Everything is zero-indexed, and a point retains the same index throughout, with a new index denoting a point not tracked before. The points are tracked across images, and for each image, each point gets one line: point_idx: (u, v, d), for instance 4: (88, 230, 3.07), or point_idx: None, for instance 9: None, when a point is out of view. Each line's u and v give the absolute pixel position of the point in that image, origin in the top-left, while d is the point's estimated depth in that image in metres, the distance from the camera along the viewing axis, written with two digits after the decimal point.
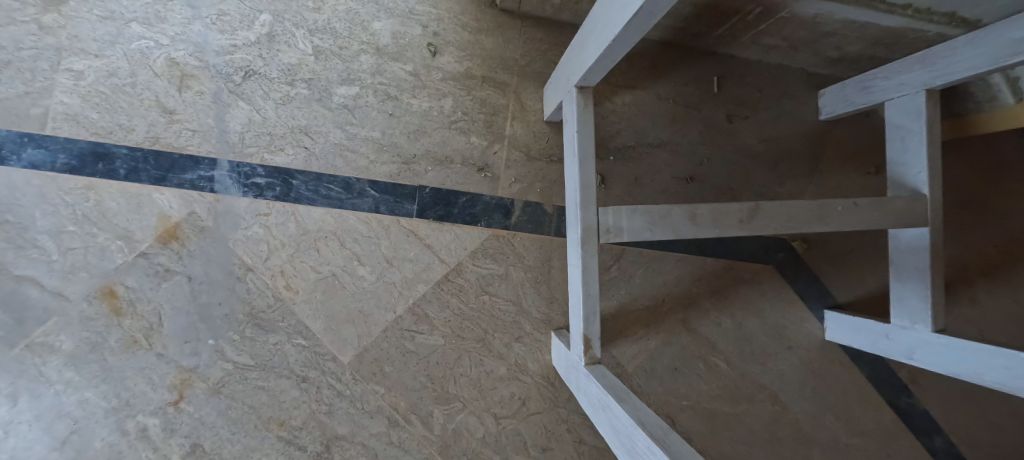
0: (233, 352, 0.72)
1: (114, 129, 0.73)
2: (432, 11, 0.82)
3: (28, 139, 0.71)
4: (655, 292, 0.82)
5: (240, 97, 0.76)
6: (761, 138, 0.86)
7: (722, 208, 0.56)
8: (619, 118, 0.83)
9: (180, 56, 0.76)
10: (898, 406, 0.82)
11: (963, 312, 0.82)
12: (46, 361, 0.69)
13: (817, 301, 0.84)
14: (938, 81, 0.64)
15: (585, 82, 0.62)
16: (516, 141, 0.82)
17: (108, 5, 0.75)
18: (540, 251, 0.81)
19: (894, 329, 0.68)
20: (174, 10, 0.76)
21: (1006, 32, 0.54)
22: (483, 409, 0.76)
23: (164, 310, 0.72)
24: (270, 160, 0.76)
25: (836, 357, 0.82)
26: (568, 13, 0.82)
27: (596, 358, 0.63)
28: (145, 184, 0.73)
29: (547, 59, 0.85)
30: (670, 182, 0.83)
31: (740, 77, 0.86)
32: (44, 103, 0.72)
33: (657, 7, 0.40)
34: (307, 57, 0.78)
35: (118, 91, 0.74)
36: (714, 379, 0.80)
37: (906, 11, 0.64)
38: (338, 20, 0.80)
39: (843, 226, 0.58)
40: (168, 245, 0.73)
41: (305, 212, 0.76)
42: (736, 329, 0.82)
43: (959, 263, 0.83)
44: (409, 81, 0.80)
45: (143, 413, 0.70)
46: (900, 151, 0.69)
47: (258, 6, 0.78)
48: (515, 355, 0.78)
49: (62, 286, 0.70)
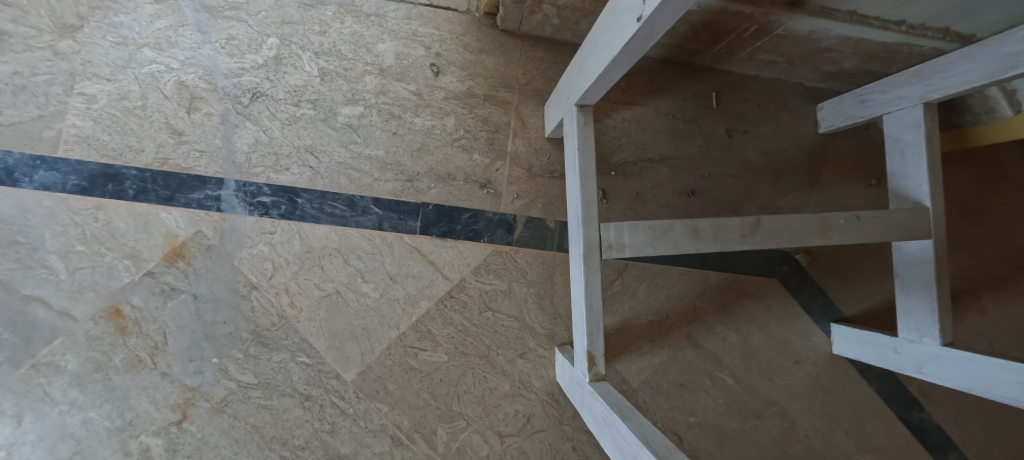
0: (237, 371, 0.72)
1: (124, 151, 0.75)
2: (434, 32, 0.84)
3: (40, 162, 0.73)
4: (659, 306, 0.82)
5: (247, 118, 0.78)
6: (760, 151, 0.86)
7: (724, 222, 0.56)
8: (619, 134, 0.84)
9: (189, 79, 0.78)
10: (909, 421, 0.80)
11: (974, 325, 0.81)
12: (51, 381, 0.69)
13: (823, 314, 0.83)
14: (934, 95, 0.64)
15: (584, 101, 0.63)
16: (518, 158, 0.83)
17: (121, 31, 0.77)
18: (543, 267, 0.81)
19: (901, 343, 0.67)
20: (185, 35, 0.79)
21: (999, 46, 0.55)
22: (487, 427, 0.75)
23: (170, 329, 0.72)
24: (275, 179, 0.77)
25: (845, 371, 0.81)
26: (567, 33, 0.84)
27: (600, 375, 0.62)
28: (153, 204, 0.74)
29: (547, 77, 0.86)
30: (671, 196, 0.84)
31: (738, 93, 0.87)
32: (57, 126, 0.74)
33: (654, 28, 0.41)
34: (313, 79, 0.80)
35: (129, 114, 0.76)
36: (721, 394, 0.79)
37: (900, 28, 0.65)
38: (343, 42, 0.82)
39: (845, 239, 0.58)
40: (174, 264, 0.74)
41: (309, 229, 0.77)
42: (742, 343, 0.82)
43: (967, 275, 0.82)
44: (412, 100, 0.82)
45: (146, 433, 0.69)
46: (900, 163, 0.69)
47: (266, 30, 0.80)
48: (518, 372, 0.78)
49: (69, 306, 0.71)
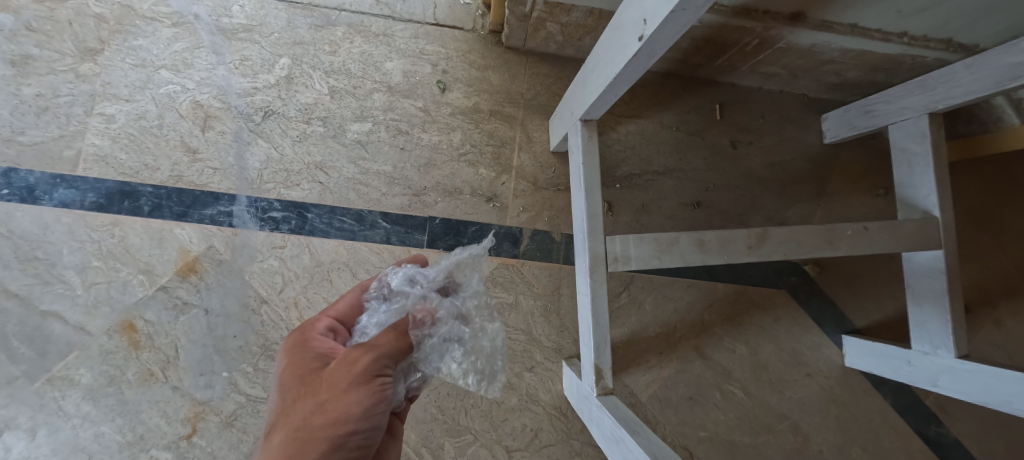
0: (246, 384, 0.73)
1: (140, 169, 0.77)
2: (441, 50, 0.86)
3: (60, 180, 0.75)
4: (667, 319, 0.81)
5: (260, 136, 0.80)
6: (765, 162, 0.87)
7: (731, 234, 0.56)
8: (624, 147, 0.85)
9: (204, 98, 0.80)
10: (927, 436, 0.78)
11: (990, 337, 0.79)
12: (65, 395, 0.70)
13: (834, 326, 0.82)
14: (939, 105, 0.64)
15: (588, 116, 0.64)
16: (524, 171, 0.84)
17: (140, 54, 0.81)
18: (549, 279, 0.81)
19: (915, 355, 0.66)
20: (200, 57, 0.82)
21: (1002, 57, 0.55)
22: (494, 441, 0.75)
23: (181, 343, 0.73)
24: (286, 195, 0.79)
25: (858, 384, 0.80)
26: (570, 49, 0.86)
27: (608, 388, 0.62)
28: (167, 221, 0.76)
29: (552, 92, 0.87)
30: (677, 208, 0.84)
31: (741, 104, 0.88)
32: (77, 145, 0.77)
33: (655, 47, 0.42)
34: (323, 96, 0.82)
35: (145, 133, 0.78)
36: (731, 408, 0.78)
37: (902, 39, 0.65)
38: (352, 61, 0.84)
39: (854, 250, 0.58)
40: (186, 278, 0.75)
41: (318, 243, 0.78)
42: (751, 356, 0.81)
43: (980, 285, 0.81)
44: (419, 116, 0.83)
45: (157, 447, 0.70)
46: (908, 174, 0.69)
47: (278, 51, 0.83)
48: (525, 385, 0.78)
49: (84, 320, 0.72)
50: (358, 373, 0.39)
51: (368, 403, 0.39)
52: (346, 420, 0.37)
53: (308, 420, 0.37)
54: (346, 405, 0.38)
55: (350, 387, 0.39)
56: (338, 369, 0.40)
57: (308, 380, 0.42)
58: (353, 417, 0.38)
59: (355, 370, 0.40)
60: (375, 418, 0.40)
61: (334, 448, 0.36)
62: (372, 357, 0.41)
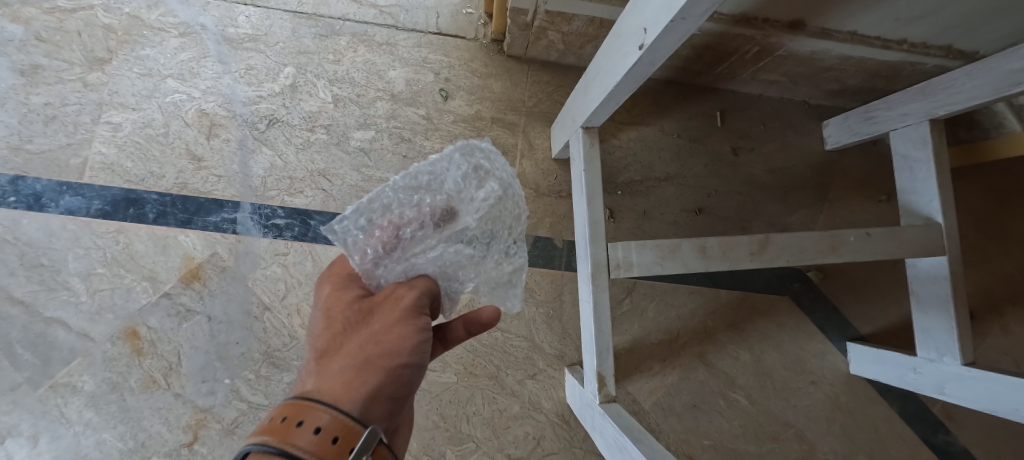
0: (248, 392, 0.73)
1: (146, 177, 0.78)
2: (443, 59, 0.87)
3: (66, 188, 0.76)
4: (670, 325, 0.81)
5: (264, 144, 0.81)
6: (767, 169, 0.87)
7: (733, 241, 0.56)
8: (626, 154, 0.85)
9: (209, 107, 0.81)
10: (934, 444, 0.77)
11: (997, 344, 0.78)
12: (68, 402, 0.70)
13: (838, 333, 0.82)
14: (939, 112, 0.64)
15: (590, 123, 0.65)
16: (526, 178, 0.84)
17: (147, 63, 0.82)
18: (551, 286, 0.81)
19: (921, 362, 0.66)
20: (206, 66, 0.83)
21: (1002, 64, 0.56)
22: (497, 450, 0.74)
23: (184, 350, 0.73)
24: (290, 202, 0.79)
25: (864, 392, 0.79)
26: (571, 57, 0.87)
27: (611, 395, 0.61)
28: (172, 227, 0.77)
29: (553, 99, 0.88)
30: (679, 214, 0.84)
31: (742, 111, 0.88)
32: (83, 154, 0.78)
33: (655, 55, 0.43)
34: (327, 105, 0.83)
35: (151, 141, 0.79)
36: (735, 416, 0.78)
37: (901, 47, 0.66)
38: (356, 70, 0.85)
39: (856, 256, 0.57)
40: (190, 285, 0.75)
41: (321, 250, 0.78)
42: (755, 363, 0.80)
43: (986, 292, 0.80)
44: (422, 124, 0.84)
45: (158, 455, 0.69)
46: (910, 180, 0.69)
47: (283, 60, 0.84)
48: (528, 393, 0.77)
49: (87, 327, 0.73)
50: (404, 311, 0.40)
51: (416, 339, 0.39)
52: (402, 350, 0.37)
53: (359, 349, 0.36)
54: (397, 337, 0.38)
55: (405, 317, 0.40)
56: (385, 307, 0.41)
57: (347, 314, 0.40)
58: (406, 350, 0.38)
59: (402, 309, 0.40)
60: (423, 355, 0.39)
61: (391, 374, 0.36)
62: (414, 296, 0.42)
